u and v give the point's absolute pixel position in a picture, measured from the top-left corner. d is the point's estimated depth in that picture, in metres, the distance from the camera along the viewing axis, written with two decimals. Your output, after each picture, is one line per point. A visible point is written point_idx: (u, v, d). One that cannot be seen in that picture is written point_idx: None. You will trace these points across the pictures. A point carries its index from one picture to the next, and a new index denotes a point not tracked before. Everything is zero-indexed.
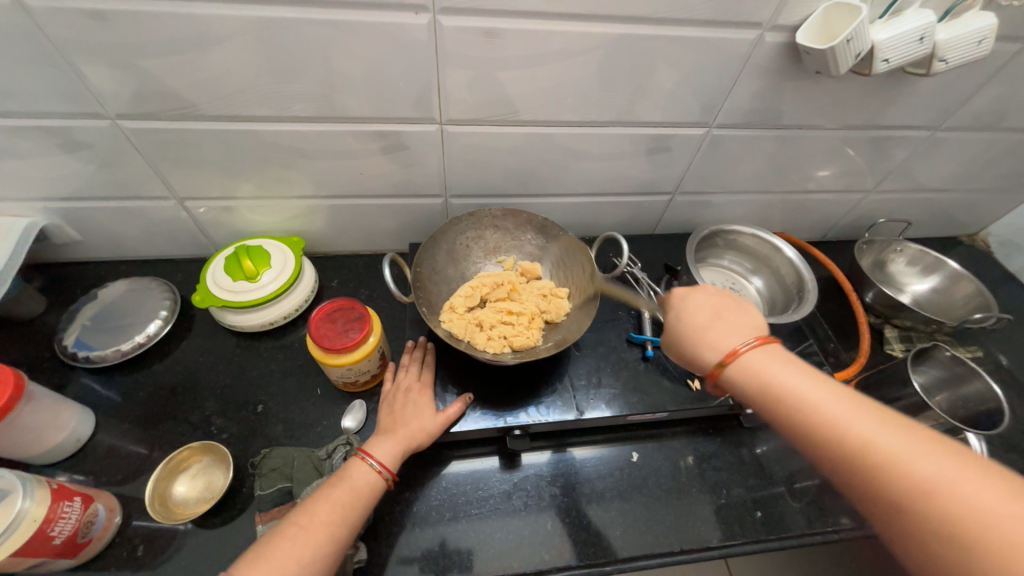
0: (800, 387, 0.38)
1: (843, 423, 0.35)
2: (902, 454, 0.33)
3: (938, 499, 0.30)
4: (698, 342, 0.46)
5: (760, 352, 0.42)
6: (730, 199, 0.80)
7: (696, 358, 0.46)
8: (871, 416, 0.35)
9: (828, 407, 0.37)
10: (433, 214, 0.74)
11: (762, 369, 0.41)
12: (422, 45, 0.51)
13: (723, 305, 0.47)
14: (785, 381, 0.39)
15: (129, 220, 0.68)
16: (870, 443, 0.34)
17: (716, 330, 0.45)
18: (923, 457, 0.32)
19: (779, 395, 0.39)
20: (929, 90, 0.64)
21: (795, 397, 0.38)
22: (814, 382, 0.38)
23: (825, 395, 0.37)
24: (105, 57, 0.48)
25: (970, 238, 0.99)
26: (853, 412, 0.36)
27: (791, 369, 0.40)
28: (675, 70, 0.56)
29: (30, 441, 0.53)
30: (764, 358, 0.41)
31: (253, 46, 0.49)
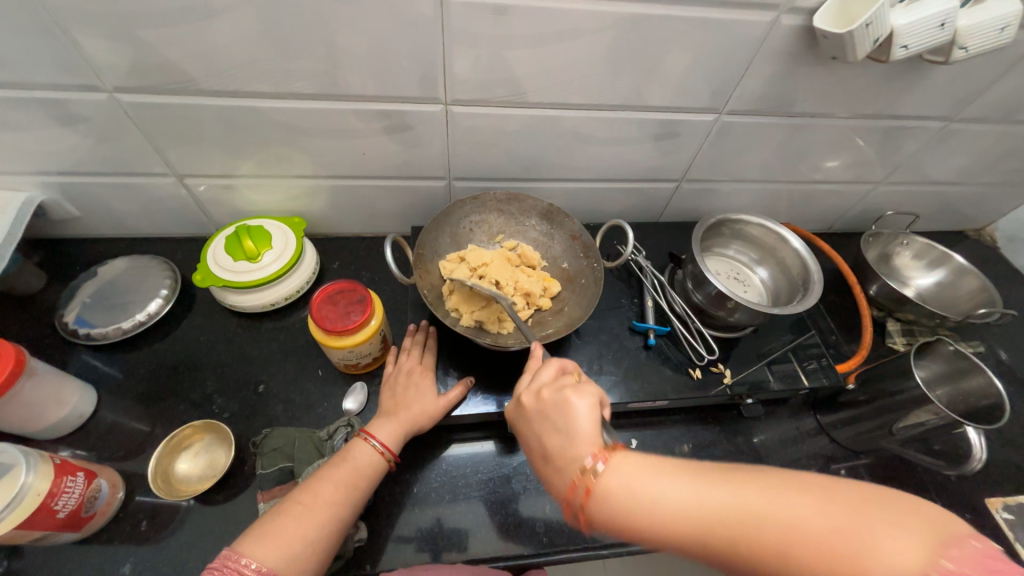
0: (657, 492, 0.34)
1: (695, 508, 0.32)
2: (757, 522, 0.31)
3: (823, 550, 0.29)
4: (560, 475, 0.38)
5: (615, 470, 0.35)
6: (737, 187, 0.79)
7: (559, 491, 0.38)
8: (714, 479, 0.33)
9: (682, 499, 0.33)
10: (436, 197, 0.73)
11: (621, 495, 0.35)
12: (427, 21, 0.49)
13: (569, 414, 0.39)
14: (640, 492, 0.34)
15: (127, 197, 0.67)
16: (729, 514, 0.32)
17: (561, 460, 0.38)
18: (763, 502, 0.31)
19: (638, 516, 0.34)
20: (946, 79, 0.62)
21: (651, 509, 0.33)
22: (671, 480, 0.34)
23: (672, 488, 0.34)
24: (102, 27, 0.46)
25: (976, 233, 0.98)
26: (697, 489, 0.33)
27: (642, 481, 0.35)
28: (686, 53, 0.55)
29: (33, 417, 0.54)
30: (621, 476, 0.35)
31: (254, 18, 0.47)
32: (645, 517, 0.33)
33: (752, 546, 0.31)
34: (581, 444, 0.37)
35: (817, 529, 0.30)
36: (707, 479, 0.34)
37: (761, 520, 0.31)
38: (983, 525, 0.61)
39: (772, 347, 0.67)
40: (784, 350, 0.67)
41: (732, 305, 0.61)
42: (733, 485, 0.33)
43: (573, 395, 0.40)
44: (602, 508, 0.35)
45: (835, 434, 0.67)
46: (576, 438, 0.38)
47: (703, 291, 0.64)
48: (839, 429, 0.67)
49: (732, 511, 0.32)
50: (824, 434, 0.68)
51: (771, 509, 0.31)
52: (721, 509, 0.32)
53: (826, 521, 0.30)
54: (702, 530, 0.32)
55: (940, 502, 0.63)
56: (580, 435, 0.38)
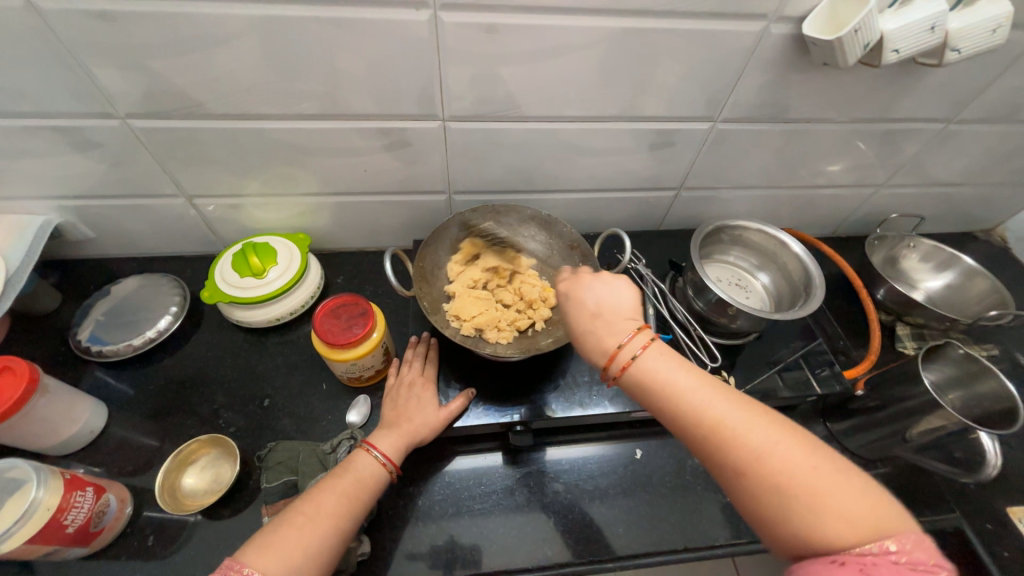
0: (676, 379, 0.39)
1: (701, 404, 0.38)
2: (739, 430, 0.36)
3: (777, 469, 0.34)
4: (597, 335, 0.44)
5: (650, 347, 0.41)
6: (737, 194, 0.79)
7: (592, 352, 0.44)
8: (731, 401, 0.38)
9: (686, 388, 0.39)
10: (437, 211, 0.75)
11: (646, 358, 0.41)
12: (423, 41, 0.51)
13: (621, 295, 0.45)
14: (664, 367, 0.40)
15: (139, 218, 0.69)
16: (718, 418, 0.37)
17: (606, 321, 0.44)
18: (764, 433, 0.36)
19: (646, 379, 0.40)
20: (943, 81, 0.62)
21: (662, 381, 0.40)
22: (688, 375, 0.40)
23: (691, 381, 0.39)
24: (115, 58, 0.49)
25: (986, 233, 0.96)
26: (713, 396, 0.38)
27: (669, 363, 0.40)
28: (678, 64, 0.56)
29: (45, 433, 0.55)
30: (650, 349, 0.41)
31: (257, 44, 0.49)
32: (660, 381, 0.40)
33: (724, 449, 0.36)
34: (621, 314, 0.44)
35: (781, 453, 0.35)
36: (725, 394, 0.39)
37: (750, 438, 0.36)
38: (1003, 535, 0.59)
39: (778, 354, 0.66)
40: (794, 357, 0.66)
41: (733, 312, 0.60)
42: (740, 406, 0.38)
43: (618, 282, 0.47)
44: (631, 364, 0.41)
45: (846, 442, 0.66)
46: (619, 309, 0.44)
47: (704, 298, 0.63)
48: (851, 437, 0.65)
49: (723, 417, 0.37)
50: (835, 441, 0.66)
51: (769, 439, 0.35)
52: (724, 419, 0.37)
53: (794, 451, 0.35)
54: (700, 416, 0.37)
55: (958, 511, 0.61)
56: (618, 311, 0.44)
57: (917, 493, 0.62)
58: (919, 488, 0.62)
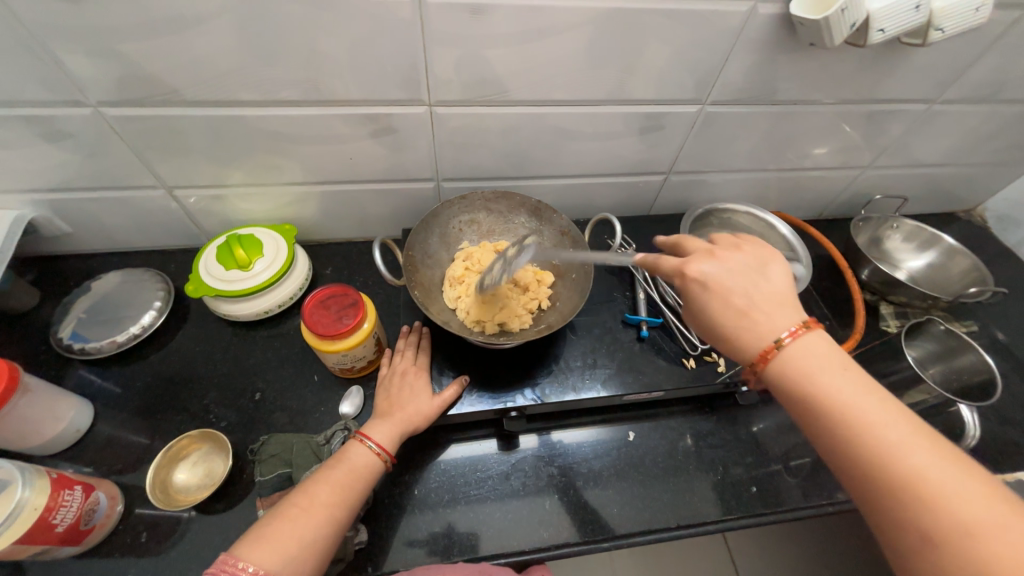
0: (844, 391, 0.36)
1: (870, 421, 0.35)
2: (918, 466, 0.33)
3: (963, 521, 0.30)
4: (749, 324, 0.40)
5: (807, 347, 0.38)
6: (726, 178, 0.79)
7: (738, 340, 0.41)
8: (915, 430, 0.34)
9: (853, 406, 0.35)
10: (425, 199, 0.74)
11: (798, 355, 0.38)
12: (406, 23, 0.49)
13: (774, 282, 0.42)
14: (823, 371, 0.37)
15: (118, 211, 0.67)
16: (892, 448, 0.33)
17: (762, 314, 0.40)
18: (944, 467, 0.32)
19: (801, 383, 0.38)
20: (927, 61, 0.62)
21: (819, 387, 0.37)
22: (859, 390, 0.36)
23: (861, 397, 0.36)
24: (85, 42, 0.47)
25: (966, 213, 0.98)
26: (887, 417, 0.35)
27: (832, 371, 0.37)
28: (666, 45, 0.55)
29: (29, 433, 0.54)
30: (805, 347, 0.38)
31: (233, 26, 0.48)
32: (819, 387, 0.37)
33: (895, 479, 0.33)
34: (775, 299, 0.41)
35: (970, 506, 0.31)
36: (903, 417, 0.35)
37: (931, 477, 0.32)
38: None
39: None
40: None
41: None
42: (920, 438, 0.34)
43: (773, 264, 0.43)
44: (779, 359, 0.39)
45: None
46: (778, 294, 0.41)
47: None
48: None
49: (899, 449, 0.33)
50: None
51: (949, 480, 0.32)
52: (899, 446, 0.33)
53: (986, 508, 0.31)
54: (872, 438, 0.34)
55: None
56: (774, 294, 0.41)
57: None
58: None
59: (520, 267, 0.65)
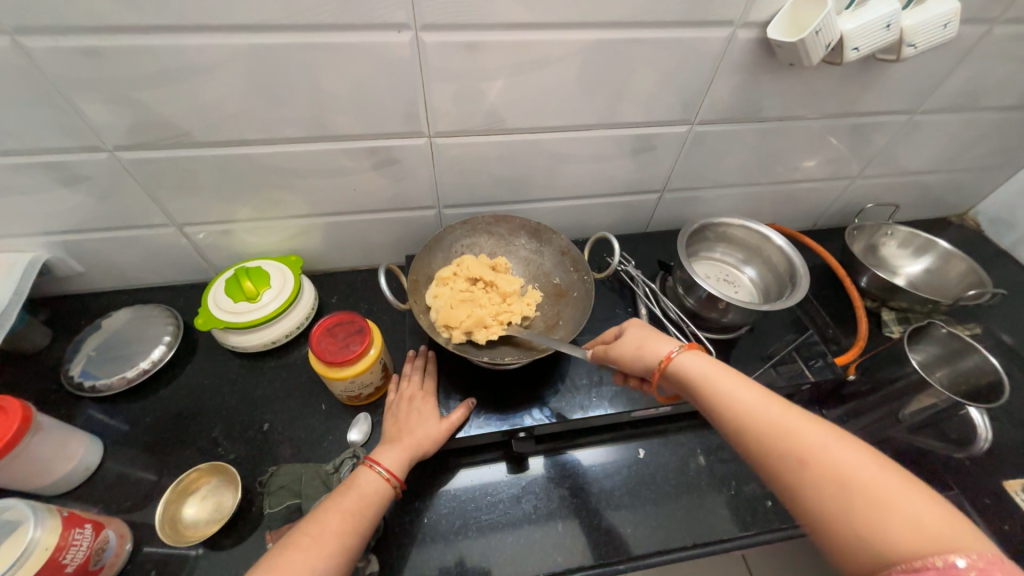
0: (731, 391, 0.42)
1: (753, 411, 0.40)
2: (791, 433, 0.38)
3: (833, 472, 0.35)
4: (651, 340, 0.50)
5: (694, 354, 0.46)
6: (719, 193, 0.81)
7: (640, 355, 0.49)
8: (799, 415, 0.39)
9: (732, 391, 0.42)
10: (427, 225, 0.76)
11: (688, 366, 0.46)
12: (406, 61, 0.52)
13: None
14: (712, 376, 0.44)
15: (129, 249, 0.69)
16: (774, 427, 0.38)
17: (659, 334, 0.50)
18: (818, 435, 0.37)
19: (697, 382, 0.45)
20: (904, 75, 0.65)
21: (708, 389, 0.43)
22: (738, 381, 0.43)
23: (746, 394, 0.41)
24: (103, 92, 0.49)
25: (959, 218, 1.00)
26: (772, 406, 0.40)
27: (714, 368, 0.44)
28: (652, 71, 0.58)
29: (39, 472, 0.54)
30: (693, 359, 0.46)
31: (243, 71, 0.50)
32: (707, 389, 0.43)
33: (774, 448, 0.38)
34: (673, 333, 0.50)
35: (834, 456, 0.35)
36: (776, 400, 0.41)
37: (802, 441, 0.37)
38: None
39: (771, 346, 0.67)
40: (788, 350, 0.66)
41: (723, 306, 0.62)
42: (792, 413, 0.39)
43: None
44: (675, 371, 0.46)
45: None
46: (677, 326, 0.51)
47: (694, 295, 0.65)
48: None
49: (772, 422, 0.39)
50: None
51: (815, 437, 0.37)
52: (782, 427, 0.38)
53: (847, 456, 0.35)
54: (756, 424, 0.39)
55: None
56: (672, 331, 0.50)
57: None
58: None
59: (503, 275, 0.65)
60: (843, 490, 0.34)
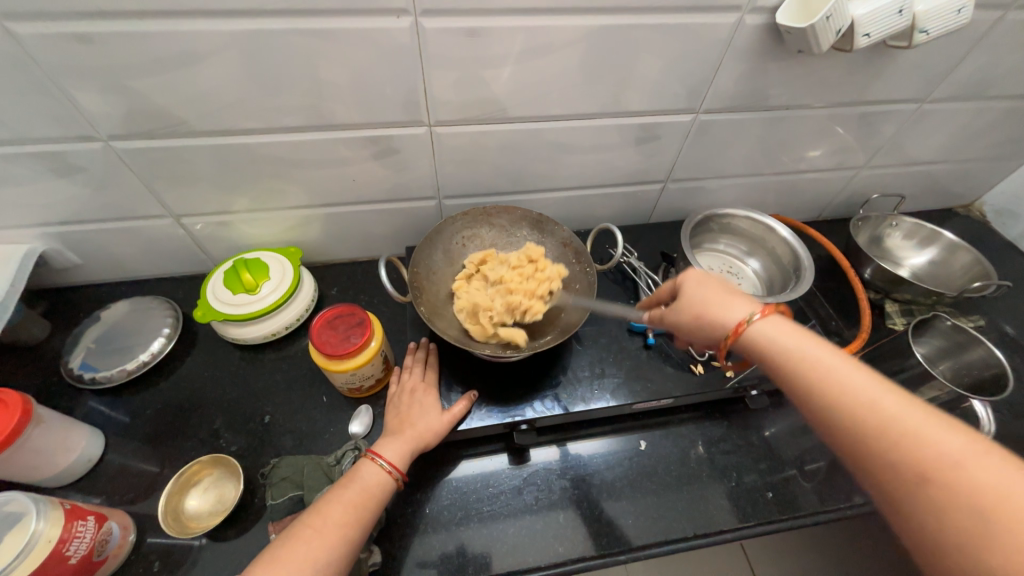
0: (833, 372, 0.38)
1: (878, 405, 0.35)
2: (909, 427, 0.34)
3: (966, 481, 0.31)
4: (727, 306, 0.46)
5: (779, 324, 0.43)
6: (723, 184, 0.80)
7: (713, 318, 0.46)
8: (921, 412, 0.34)
9: (836, 371, 0.38)
10: (428, 216, 0.75)
11: (776, 342, 0.42)
12: (405, 47, 0.51)
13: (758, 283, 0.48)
14: (810, 358, 0.39)
15: (127, 240, 0.68)
16: (883, 420, 0.35)
17: (738, 299, 0.46)
18: (947, 435, 0.33)
19: (783, 355, 0.41)
20: (914, 62, 0.64)
21: (811, 373, 0.39)
22: (842, 360, 0.39)
23: (859, 383, 0.37)
24: (96, 79, 0.48)
25: (965, 209, 0.99)
26: (904, 405, 0.35)
27: (809, 344, 0.40)
28: (657, 58, 0.57)
29: (41, 465, 0.54)
30: (777, 329, 0.42)
31: (238, 58, 0.49)
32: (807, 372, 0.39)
33: (883, 439, 0.34)
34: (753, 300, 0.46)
35: (971, 463, 0.31)
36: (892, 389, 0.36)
37: (923, 437, 0.33)
38: None
39: None
40: None
41: None
42: (911, 405, 0.35)
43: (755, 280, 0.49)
44: (755, 341, 0.43)
45: None
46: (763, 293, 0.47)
47: None
48: None
49: (882, 411, 0.35)
50: None
51: (946, 438, 0.33)
52: (914, 432, 0.33)
53: (988, 466, 0.31)
54: (876, 420, 0.35)
55: None
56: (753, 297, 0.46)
57: None
58: None
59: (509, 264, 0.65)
60: (978, 502, 0.30)
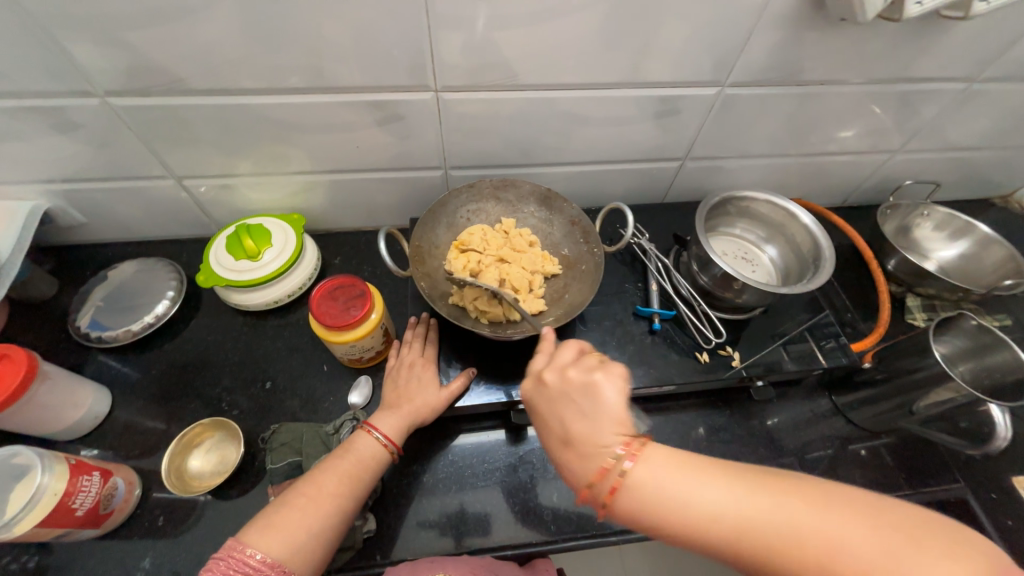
0: (692, 495, 0.33)
1: (741, 518, 0.32)
2: (771, 527, 0.31)
3: (826, 556, 0.30)
4: (579, 458, 0.38)
5: (639, 469, 0.35)
6: (745, 164, 0.76)
7: (574, 474, 0.38)
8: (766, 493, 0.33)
9: (693, 498, 0.33)
10: (433, 187, 0.72)
11: (650, 492, 0.34)
12: (410, 5, 0.48)
13: (599, 401, 0.38)
14: (675, 493, 0.34)
15: (129, 201, 0.68)
16: (747, 528, 0.32)
17: (578, 450, 0.38)
18: (791, 514, 0.31)
19: (657, 512, 0.34)
20: (968, 35, 0.58)
21: (677, 511, 0.33)
22: (693, 478, 0.34)
23: (723, 499, 0.33)
24: (89, 31, 0.46)
25: (1003, 200, 0.93)
26: (752, 497, 0.33)
27: (666, 479, 0.34)
28: (683, 24, 0.52)
29: (50, 419, 0.55)
30: (644, 474, 0.35)
31: (235, 12, 0.46)
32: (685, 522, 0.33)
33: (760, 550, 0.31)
34: (607, 433, 0.37)
35: (819, 534, 0.30)
36: (735, 481, 0.34)
37: (781, 528, 0.31)
38: (1008, 504, 0.60)
39: (784, 328, 0.65)
40: (800, 330, 0.65)
41: (738, 286, 0.59)
42: (756, 492, 0.33)
43: (600, 378, 0.38)
44: (626, 501, 0.35)
45: (851, 415, 0.66)
46: (609, 418, 0.37)
47: (709, 273, 0.62)
48: (856, 410, 0.65)
49: (741, 516, 0.32)
50: (840, 414, 0.66)
51: (791, 518, 0.31)
52: (761, 522, 0.31)
53: (829, 526, 0.30)
54: (736, 537, 0.32)
55: (963, 482, 0.62)
56: (608, 418, 0.37)
57: (922, 463, 0.62)
58: (924, 460, 0.63)
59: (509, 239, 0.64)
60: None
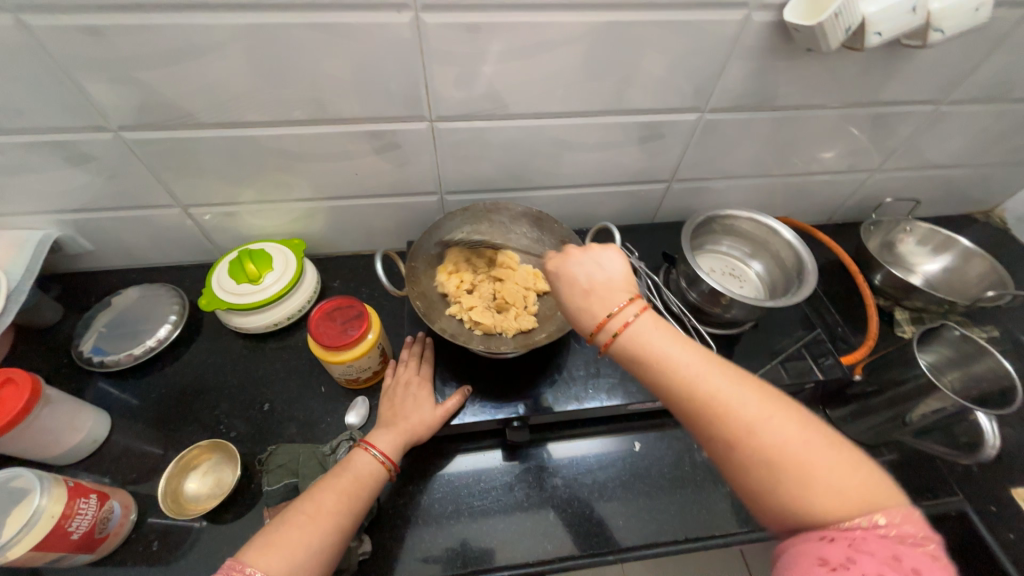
0: (674, 355, 0.37)
1: (699, 382, 0.36)
2: (731, 403, 0.35)
3: (764, 440, 0.33)
4: (593, 305, 0.41)
5: (648, 319, 0.39)
6: (730, 184, 0.79)
7: (584, 319, 0.41)
8: (734, 378, 0.36)
9: (675, 357, 0.37)
10: (430, 211, 0.75)
11: (648, 338, 0.38)
12: (406, 43, 0.51)
13: (615, 269, 0.42)
14: (662, 345, 0.38)
15: (137, 228, 0.70)
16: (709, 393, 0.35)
17: (599, 296, 0.41)
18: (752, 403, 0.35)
19: (649, 354, 0.38)
20: (931, 62, 0.62)
21: (658, 359, 0.37)
22: (682, 346, 0.38)
23: (703, 369, 0.36)
24: (106, 71, 0.49)
25: (984, 215, 0.96)
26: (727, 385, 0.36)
27: (663, 335, 0.38)
28: (662, 56, 0.56)
29: (49, 443, 0.56)
30: (647, 326, 0.39)
31: (243, 52, 0.50)
32: (672, 377, 0.36)
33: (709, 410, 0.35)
34: (622, 287, 0.41)
35: (768, 424, 0.34)
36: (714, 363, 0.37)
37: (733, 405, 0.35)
38: (1008, 517, 0.59)
39: (775, 343, 0.66)
40: (795, 347, 0.65)
41: (726, 301, 0.60)
42: (731, 379, 0.36)
43: (615, 252, 0.43)
44: (630, 340, 0.38)
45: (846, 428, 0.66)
46: (621, 278, 0.42)
47: (697, 289, 0.64)
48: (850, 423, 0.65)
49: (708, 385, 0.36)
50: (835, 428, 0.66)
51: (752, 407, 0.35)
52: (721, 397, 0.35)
53: (779, 423, 0.34)
54: (696, 395, 0.36)
55: (962, 494, 0.61)
56: (622, 282, 0.42)
57: (920, 476, 0.62)
58: (922, 472, 0.62)
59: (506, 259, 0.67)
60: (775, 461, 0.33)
